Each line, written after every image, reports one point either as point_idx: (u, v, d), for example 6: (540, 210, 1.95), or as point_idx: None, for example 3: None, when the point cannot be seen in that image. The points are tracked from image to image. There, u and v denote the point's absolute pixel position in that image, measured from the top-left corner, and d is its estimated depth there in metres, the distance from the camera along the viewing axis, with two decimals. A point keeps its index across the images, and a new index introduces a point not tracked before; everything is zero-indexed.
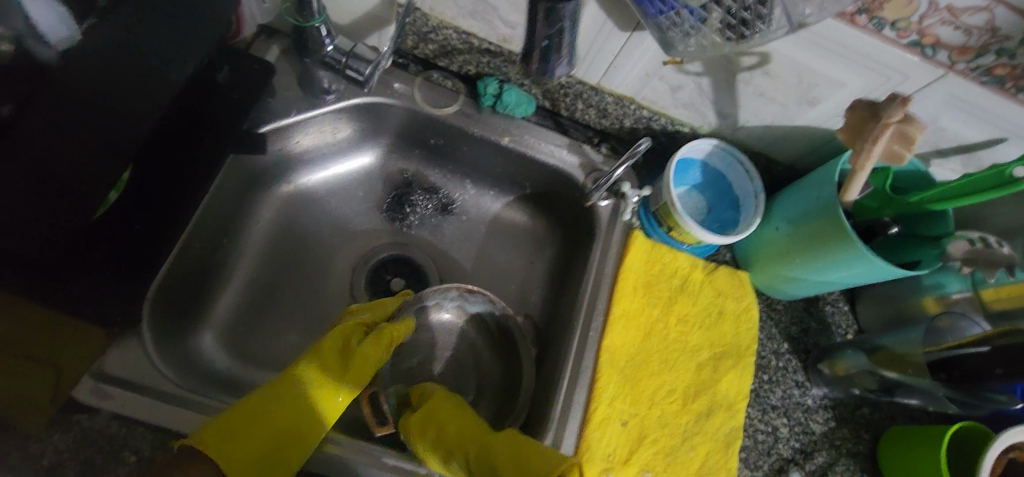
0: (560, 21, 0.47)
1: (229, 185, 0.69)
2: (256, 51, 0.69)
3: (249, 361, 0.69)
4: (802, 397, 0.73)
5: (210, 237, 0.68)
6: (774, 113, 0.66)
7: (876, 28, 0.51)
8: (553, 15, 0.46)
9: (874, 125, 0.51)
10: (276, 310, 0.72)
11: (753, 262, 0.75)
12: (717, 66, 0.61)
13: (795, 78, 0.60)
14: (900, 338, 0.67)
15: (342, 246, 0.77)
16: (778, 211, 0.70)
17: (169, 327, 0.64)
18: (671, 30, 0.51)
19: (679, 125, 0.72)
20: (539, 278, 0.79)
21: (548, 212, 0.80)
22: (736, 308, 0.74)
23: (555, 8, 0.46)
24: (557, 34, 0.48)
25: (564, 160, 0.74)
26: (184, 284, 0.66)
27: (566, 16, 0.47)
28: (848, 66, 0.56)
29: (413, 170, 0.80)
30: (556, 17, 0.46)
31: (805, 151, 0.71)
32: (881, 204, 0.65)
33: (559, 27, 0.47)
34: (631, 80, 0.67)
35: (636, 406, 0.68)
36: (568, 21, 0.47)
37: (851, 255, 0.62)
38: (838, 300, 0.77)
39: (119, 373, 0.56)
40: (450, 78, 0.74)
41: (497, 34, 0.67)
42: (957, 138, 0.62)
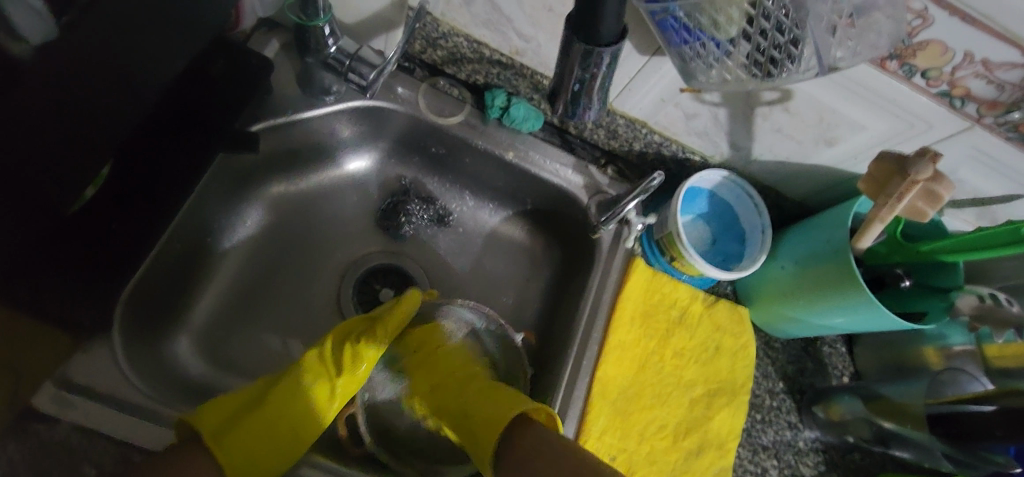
0: (595, 67, 0.46)
1: (217, 184, 0.66)
2: (254, 45, 0.66)
3: (224, 369, 0.66)
4: (794, 439, 0.70)
5: (191, 236, 0.65)
6: (790, 149, 0.64)
7: (907, 75, 0.49)
8: (589, 59, 0.45)
9: (899, 180, 0.49)
10: (256, 316, 0.69)
11: (754, 298, 0.73)
12: (736, 98, 0.59)
13: (815, 116, 0.58)
14: (900, 388, 0.66)
15: (331, 251, 0.74)
16: (784, 251, 0.68)
17: (141, 331, 0.60)
18: (694, 60, 0.48)
19: (690, 153, 0.70)
20: (534, 298, 0.77)
21: (548, 231, 0.77)
22: (734, 344, 0.72)
23: (593, 51, 0.44)
24: (591, 79, 0.47)
25: (569, 179, 0.72)
26: (162, 286, 0.63)
27: (602, 62, 0.45)
28: (873, 110, 0.54)
29: (411, 177, 0.77)
30: (591, 62, 0.45)
31: (817, 189, 0.69)
32: (891, 250, 0.64)
33: (594, 71, 0.46)
34: (645, 105, 0.65)
35: (625, 440, 0.66)
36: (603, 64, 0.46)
37: (857, 302, 0.60)
38: (836, 341, 0.75)
39: (85, 381, 0.53)
40: (456, 86, 0.72)
41: (509, 46, 0.65)
42: (974, 190, 0.61)
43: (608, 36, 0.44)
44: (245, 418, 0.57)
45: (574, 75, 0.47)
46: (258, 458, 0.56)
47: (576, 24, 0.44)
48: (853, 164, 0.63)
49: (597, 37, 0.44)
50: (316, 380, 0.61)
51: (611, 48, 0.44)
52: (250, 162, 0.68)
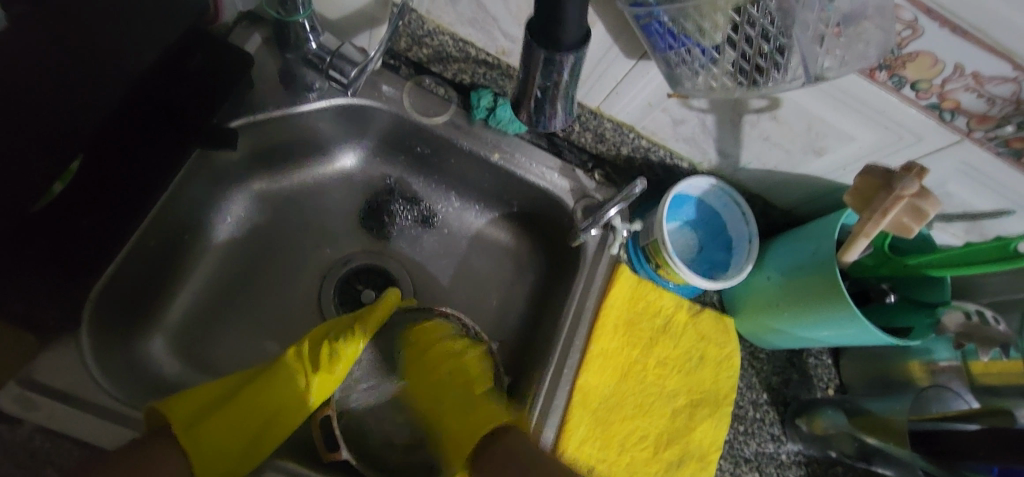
0: (558, 74, 0.44)
1: (194, 181, 0.64)
2: (235, 39, 0.65)
3: (198, 369, 0.64)
4: (777, 452, 0.70)
5: (168, 234, 0.63)
6: (778, 158, 0.62)
7: (896, 86, 0.48)
8: (551, 67, 0.43)
9: (886, 195, 0.48)
10: (234, 315, 0.68)
11: (739, 307, 0.72)
12: (724, 106, 0.58)
13: (803, 125, 0.57)
14: (886, 404, 0.66)
15: (312, 251, 0.73)
16: (771, 261, 0.67)
17: (113, 330, 0.59)
18: (680, 66, 0.47)
19: (678, 159, 0.69)
20: (518, 302, 0.75)
21: (534, 234, 0.76)
22: (718, 354, 0.71)
23: (555, 59, 0.43)
24: (554, 86, 0.46)
25: (555, 183, 0.71)
26: (134, 283, 0.61)
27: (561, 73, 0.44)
28: (862, 120, 0.53)
29: (396, 176, 0.76)
30: (553, 69, 0.44)
31: (805, 198, 0.68)
32: (877, 264, 0.63)
33: (557, 79, 0.45)
34: (632, 109, 0.64)
35: (605, 450, 0.65)
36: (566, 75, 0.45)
37: (842, 315, 0.59)
38: (822, 352, 0.74)
39: (49, 381, 0.52)
40: (442, 85, 0.70)
41: (496, 46, 0.64)
42: (963, 203, 0.60)
43: (570, 42, 0.42)
44: (215, 412, 0.56)
45: (537, 81, 0.46)
46: (222, 455, 0.55)
47: (537, 32, 0.42)
48: (842, 174, 0.62)
49: (558, 43, 0.42)
50: (289, 379, 0.60)
51: (573, 54, 0.42)
52: (229, 160, 0.66)
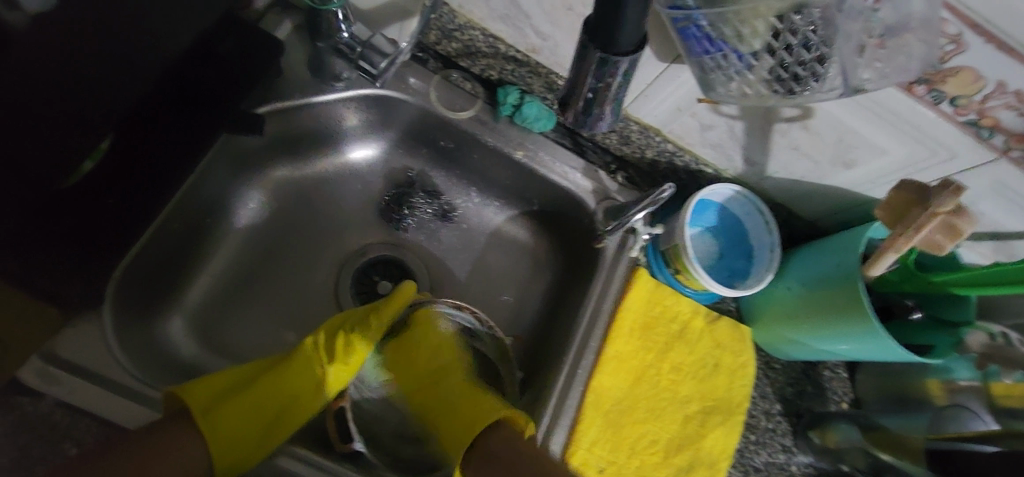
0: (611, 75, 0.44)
1: (220, 165, 0.65)
2: (266, 25, 0.65)
3: (216, 352, 0.65)
4: (787, 463, 0.69)
5: (192, 216, 0.64)
6: (805, 168, 0.62)
7: (934, 101, 0.47)
8: (605, 67, 0.43)
9: (920, 213, 0.48)
10: (252, 300, 0.68)
11: (757, 317, 0.71)
12: (754, 113, 0.57)
13: (834, 135, 0.56)
14: (902, 421, 0.64)
15: (332, 239, 0.73)
16: (792, 271, 0.66)
17: (135, 310, 0.60)
18: (714, 72, 0.47)
19: (703, 166, 0.68)
20: (534, 300, 0.75)
21: (553, 234, 0.76)
22: (733, 362, 0.71)
23: (609, 59, 0.42)
24: (605, 87, 0.45)
25: (577, 183, 0.70)
26: (155, 264, 0.61)
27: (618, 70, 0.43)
28: (894, 134, 0.53)
29: (417, 169, 0.76)
30: (606, 70, 0.43)
31: (830, 210, 0.68)
32: (902, 279, 0.62)
33: (609, 81, 0.44)
34: (660, 113, 0.63)
35: (615, 453, 0.65)
36: (620, 75, 0.44)
37: (862, 331, 0.58)
38: (837, 366, 0.74)
39: (72, 357, 0.52)
40: (470, 80, 0.70)
41: (526, 43, 0.63)
42: (994, 223, 0.59)
43: (626, 43, 0.41)
44: (232, 397, 0.57)
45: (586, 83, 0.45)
46: (238, 441, 0.55)
47: (593, 29, 0.41)
48: (870, 188, 0.61)
49: (614, 43, 0.41)
50: (305, 367, 0.60)
51: (629, 56, 0.42)
52: (255, 145, 0.67)
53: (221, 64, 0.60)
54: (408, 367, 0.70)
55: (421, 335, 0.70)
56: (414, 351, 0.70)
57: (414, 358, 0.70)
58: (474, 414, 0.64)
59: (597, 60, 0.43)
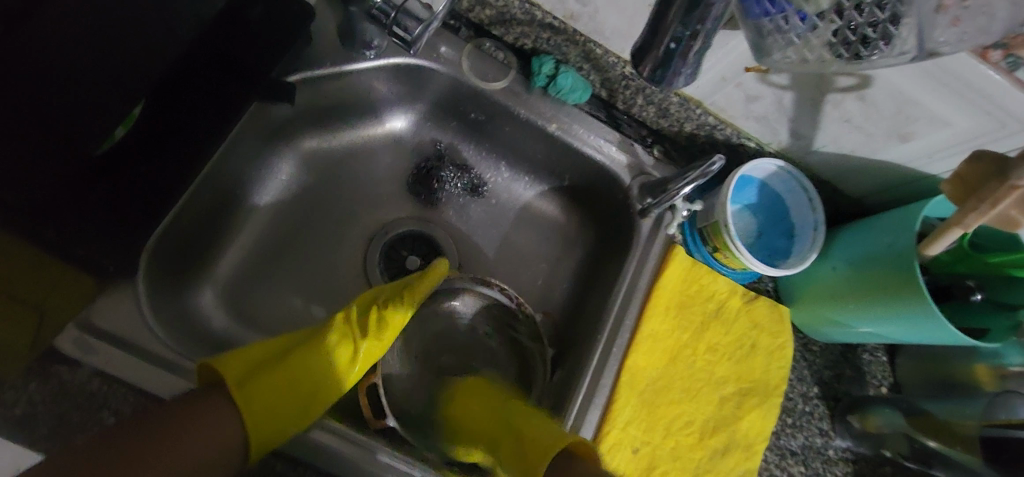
0: (701, 20, 0.37)
1: (249, 134, 0.63)
2: None
3: (248, 325, 0.65)
4: (824, 447, 0.68)
5: (221, 187, 0.63)
6: (857, 141, 0.59)
7: (1010, 67, 0.44)
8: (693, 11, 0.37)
9: (998, 185, 0.44)
10: (280, 274, 0.67)
11: (797, 297, 0.69)
12: (807, 83, 0.54)
13: (891, 106, 0.53)
14: (949, 407, 0.62)
15: (362, 212, 0.72)
16: (838, 251, 0.64)
17: (169, 283, 0.59)
18: (772, 35, 0.43)
19: (745, 139, 0.65)
20: (565, 277, 0.74)
21: (584, 210, 0.74)
22: (771, 344, 0.69)
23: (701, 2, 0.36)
24: (692, 36, 0.38)
25: (612, 156, 0.68)
26: (184, 236, 0.60)
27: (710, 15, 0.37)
28: (961, 105, 0.50)
29: (446, 142, 0.74)
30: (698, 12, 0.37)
31: (878, 187, 0.65)
32: (955, 260, 0.59)
33: (698, 29, 0.38)
34: (704, 83, 0.60)
35: (650, 433, 0.63)
36: (711, 20, 0.37)
37: (916, 312, 0.55)
38: (876, 349, 0.72)
39: (108, 326, 0.52)
40: (502, 49, 0.67)
41: (564, 9, 0.60)
42: None
43: None
44: (266, 372, 0.56)
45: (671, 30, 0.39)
46: (273, 417, 0.54)
47: None
48: (925, 163, 0.58)
49: None
50: (339, 343, 0.59)
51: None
52: (284, 115, 0.65)
53: (251, 31, 0.58)
54: (473, 411, 0.62)
55: (463, 393, 0.64)
56: (487, 397, 0.63)
57: (470, 404, 0.63)
58: (543, 434, 0.55)
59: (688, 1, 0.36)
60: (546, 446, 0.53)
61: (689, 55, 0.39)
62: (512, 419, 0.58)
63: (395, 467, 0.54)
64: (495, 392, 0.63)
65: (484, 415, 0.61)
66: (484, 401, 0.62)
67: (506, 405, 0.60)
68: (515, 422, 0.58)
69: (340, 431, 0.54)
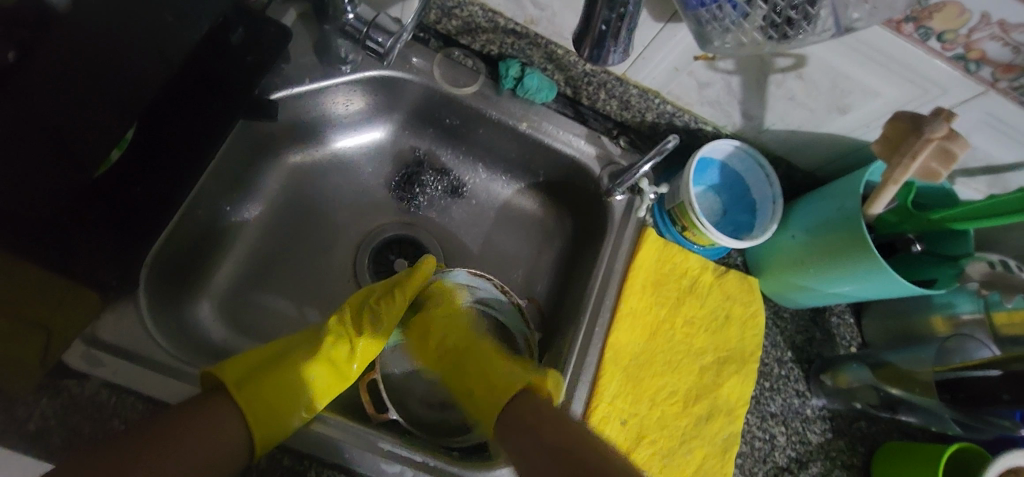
0: (626, 4, 0.42)
1: (235, 152, 0.67)
2: (272, 14, 0.67)
3: (245, 334, 0.67)
4: (802, 407, 0.72)
5: (211, 204, 0.66)
6: (803, 117, 0.64)
7: (922, 38, 0.50)
8: None
9: (915, 139, 0.51)
10: (273, 284, 0.70)
11: (764, 268, 0.74)
12: (750, 66, 0.59)
13: (827, 81, 0.58)
14: (908, 356, 0.67)
15: (349, 220, 0.75)
16: (795, 220, 0.69)
17: (167, 297, 0.62)
18: (710, 24, 0.48)
19: (702, 123, 0.70)
20: (546, 268, 0.78)
21: (560, 203, 0.78)
22: (744, 313, 0.73)
23: None
24: (619, 18, 0.43)
25: (581, 149, 0.73)
26: (179, 254, 0.64)
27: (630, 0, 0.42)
28: (886, 75, 0.55)
29: (424, 148, 0.78)
30: None
31: (828, 159, 0.70)
32: (902, 219, 0.63)
33: (623, 10, 0.42)
34: (658, 74, 0.65)
35: (636, 405, 0.67)
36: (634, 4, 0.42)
37: (866, 268, 0.60)
38: (844, 312, 0.76)
39: (112, 338, 0.54)
40: (470, 57, 0.72)
41: (524, 15, 0.64)
42: (987, 157, 0.61)
43: None
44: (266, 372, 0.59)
45: (602, 13, 0.43)
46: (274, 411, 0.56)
47: None
48: (865, 131, 0.63)
49: None
50: (336, 343, 0.63)
51: None
52: (269, 130, 0.69)
53: (234, 54, 0.63)
54: (433, 344, 0.70)
55: (443, 300, 0.72)
56: (434, 329, 0.70)
57: (452, 352, 0.69)
58: (489, 381, 0.64)
59: None
60: (500, 386, 0.63)
61: (620, 35, 0.44)
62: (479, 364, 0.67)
63: (396, 454, 0.57)
64: (448, 339, 0.70)
65: (446, 349, 0.69)
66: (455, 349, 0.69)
67: (474, 362, 0.67)
68: (472, 361, 0.67)
69: (337, 422, 0.58)
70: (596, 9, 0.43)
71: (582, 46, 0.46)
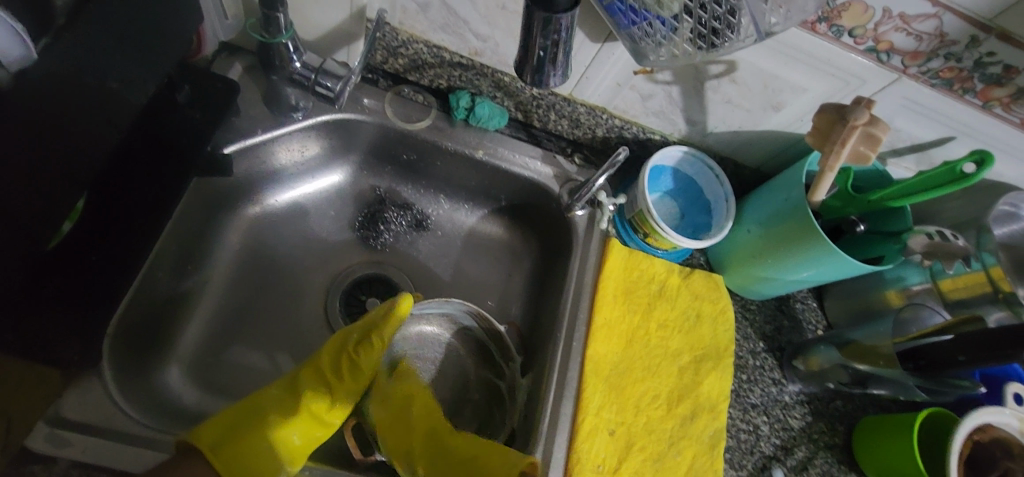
0: (557, 33, 0.44)
1: (191, 209, 0.67)
2: (217, 69, 0.68)
3: (219, 394, 0.65)
4: (780, 394, 0.74)
5: (173, 266, 0.65)
6: (741, 118, 0.68)
7: (836, 35, 0.54)
8: (550, 26, 0.43)
9: (841, 127, 0.55)
10: (243, 338, 0.69)
11: (727, 266, 0.76)
12: (686, 75, 0.63)
13: (759, 82, 0.62)
14: (869, 332, 0.69)
15: (314, 266, 0.74)
16: (749, 215, 0.72)
17: (131, 365, 0.61)
18: (643, 40, 0.51)
19: (650, 133, 0.73)
20: (519, 290, 0.79)
21: (524, 225, 0.80)
22: (713, 310, 0.75)
23: (552, 19, 0.43)
24: (554, 45, 0.45)
25: (538, 171, 0.75)
26: (144, 321, 0.62)
27: (562, 27, 0.44)
28: (811, 72, 0.59)
29: (384, 187, 0.79)
30: (550, 31, 0.44)
31: (771, 154, 0.73)
32: (844, 203, 0.67)
33: (556, 38, 0.45)
34: (603, 91, 0.68)
35: (623, 413, 0.68)
36: (565, 31, 0.45)
37: (820, 252, 0.64)
38: (807, 297, 0.80)
39: (78, 416, 0.53)
40: (421, 92, 0.73)
41: (468, 48, 0.66)
42: (911, 137, 0.66)
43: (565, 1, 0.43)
44: (242, 432, 0.57)
45: (537, 42, 0.45)
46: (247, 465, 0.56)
47: None
48: (800, 125, 0.67)
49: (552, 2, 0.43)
50: (315, 394, 0.61)
51: (571, 13, 0.43)
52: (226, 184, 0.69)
53: (181, 112, 0.63)
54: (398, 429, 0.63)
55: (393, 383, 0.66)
56: (403, 412, 0.64)
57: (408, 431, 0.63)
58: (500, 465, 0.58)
59: (541, 21, 0.44)
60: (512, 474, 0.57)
61: (556, 60, 0.46)
62: (479, 456, 0.61)
63: None
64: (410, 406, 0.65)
65: (416, 438, 0.63)
66: (430, 431, 0.64)
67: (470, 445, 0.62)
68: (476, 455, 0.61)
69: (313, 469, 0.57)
70: (532, 38, 0.45)
71: (523, 72, 0.49)
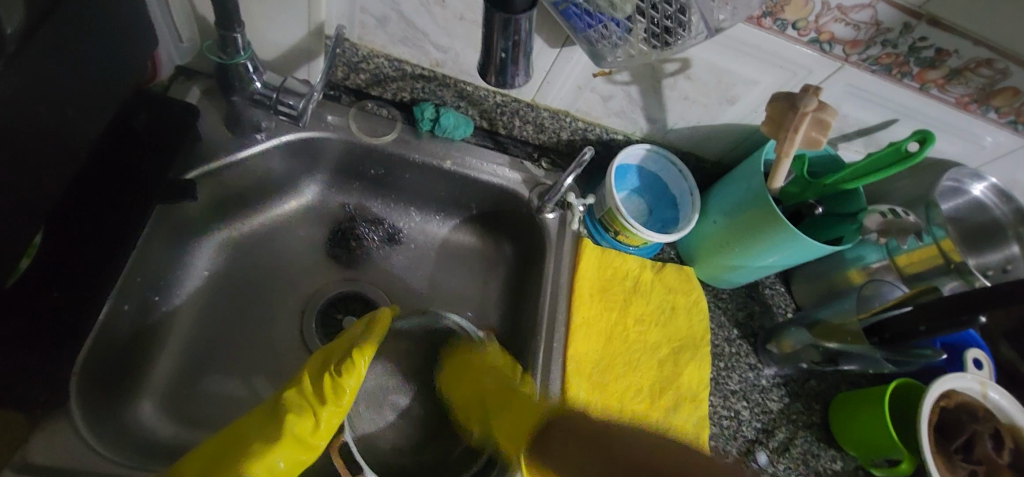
0: (516, 35, 0.45)
1: (161, 236, 0.64)
2: (174, 94, 0.67)
3: (196, 426, 0.63)
4: (757, 379, 0.76)
5: (139, 298, 0.63)
6: (699, 113, 0.70)
7: (781, 29, 0.57)
8: (510, 27, 0.44)
9: (793, 114, 0.58)
10: (218, 367, 0.67)
11: (697, 257, 0.78)
12: (644, 75, 0.65)
13: (713, 78, 0.64)
14: (836, 310, 0.73)
15: (287, 288, 0.73)
16: (714, 206, 0.74)
17: (102, 402, 0.58)
18: (600, 42, 0.53)
19: (613, 133, 0.75)
20: (496, 297, 0.79)
21: (497, 232, 0.80)
22: (687, 301, 0.77)
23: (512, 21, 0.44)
24: (515, 46, 0.46)
25: (507, 177, 0.75)
26: (113, 358, 0.60)
27: (521, 28, 0.45)
28: (761, 65, 0.61)
29: (353, 203, 0.78)
30: (510, 32, 0.45)
31: (730, 146, 0.76)
32: (802, 189, 0.70)
33: (516, 39, 0.46)
34: (564, 95, 0.69)
35: (608, 410, 0.68)
36: (524, 33, 0.46)
37: (783, 237, 0.66)
38: (775, 283, 0.82)
39: (46, 459, 0.51)
40: (385, 106, 0.74)
41: (429, 59, 0.67)
42: (858, 122, 0.69)
43: (522, 3, 0.43)
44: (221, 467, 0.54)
45: (498, 45, 0.46)
46: None
47: None
48: (754, 117, 0.70)
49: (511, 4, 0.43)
50: (297, 418, 0.58)
51: (529, 14, 0.44)
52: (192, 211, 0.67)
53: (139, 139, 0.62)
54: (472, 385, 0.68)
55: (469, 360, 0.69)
56: (472, 373, 0.68)
57: (475, 383, 0.68)
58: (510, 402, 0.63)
59: (500, 23, 0.44)
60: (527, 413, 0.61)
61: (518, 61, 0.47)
62: (506, 392, 0.64)
63: None
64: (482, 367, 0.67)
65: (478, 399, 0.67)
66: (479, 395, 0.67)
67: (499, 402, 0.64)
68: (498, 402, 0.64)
69: None
70: (493, 41, 0.46)
71: (487, 73, 0.49)
